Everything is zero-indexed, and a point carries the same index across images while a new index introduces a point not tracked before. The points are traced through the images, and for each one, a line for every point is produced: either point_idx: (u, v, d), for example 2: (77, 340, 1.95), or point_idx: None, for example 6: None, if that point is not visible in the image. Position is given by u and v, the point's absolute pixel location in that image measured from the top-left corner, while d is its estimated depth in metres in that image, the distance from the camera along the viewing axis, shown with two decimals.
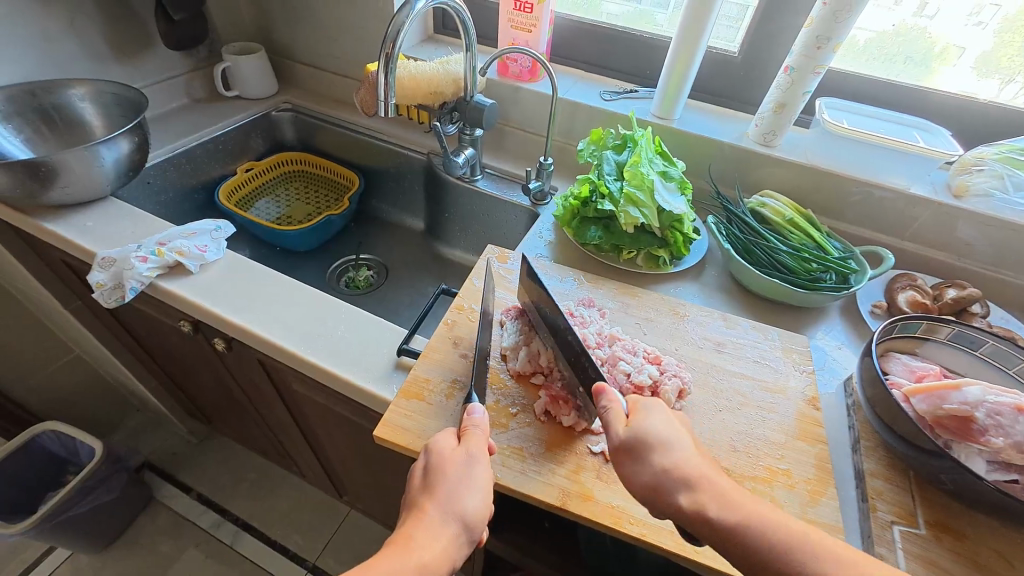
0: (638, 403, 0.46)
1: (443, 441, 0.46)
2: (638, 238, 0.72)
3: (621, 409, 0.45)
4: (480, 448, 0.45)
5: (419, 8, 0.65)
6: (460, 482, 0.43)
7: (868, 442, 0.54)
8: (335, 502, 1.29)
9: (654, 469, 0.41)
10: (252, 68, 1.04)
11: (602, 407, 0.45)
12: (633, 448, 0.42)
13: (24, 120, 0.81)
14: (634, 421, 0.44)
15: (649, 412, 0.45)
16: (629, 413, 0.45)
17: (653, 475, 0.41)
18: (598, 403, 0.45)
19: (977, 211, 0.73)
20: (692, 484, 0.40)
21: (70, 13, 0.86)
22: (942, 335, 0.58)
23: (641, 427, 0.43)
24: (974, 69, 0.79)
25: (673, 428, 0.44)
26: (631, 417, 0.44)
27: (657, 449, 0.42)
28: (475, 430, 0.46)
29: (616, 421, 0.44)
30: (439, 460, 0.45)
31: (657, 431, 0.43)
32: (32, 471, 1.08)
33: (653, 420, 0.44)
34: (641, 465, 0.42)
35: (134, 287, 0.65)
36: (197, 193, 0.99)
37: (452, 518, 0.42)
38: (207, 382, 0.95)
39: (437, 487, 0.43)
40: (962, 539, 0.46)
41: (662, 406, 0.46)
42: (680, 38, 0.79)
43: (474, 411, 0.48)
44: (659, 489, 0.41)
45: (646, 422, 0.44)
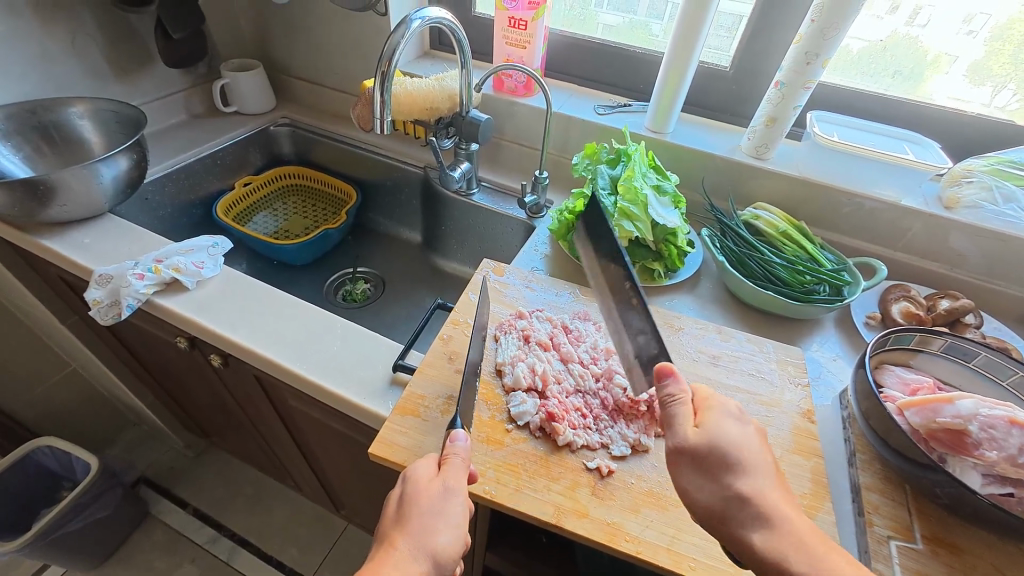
0: (710, 403, 0.44)
1: (421, 470, 0.46)
2: (633, 251, 0.72)
3: (690, 409, 0.44)
4: (457, 479, 0.45)
5: (415, 27, 0.66)
6: (434, 516, 0.43)
7: (864, 455, 0.54)
8: (331, 516, 1.28)
9: (721, 490, 0.40)
10: (250, 84, 1.06)
11: (671, 397, 0.44)
12: (701, 459, 0.41)
13: (23, 138, 0.82)
14: (704, 425, 0.42)
15: (723, 418, 0.43)
16: (698, 411, 0.44)
17: (720, 496, 0.40)
18: (666, 392, 0.45)
19: (968, 221, 0.74)
20: (769, 521, 0.39)
21: (71, 33, 0.88)
22: (935, 347, 0.58)
23: (714, 435, 0.41)
24: (967, 76, 0.80)
25: (750, 444, 0.42)
26: (702, 421, 0.43)
27: (734, 469, 0.40)
28: (455, 459, 0.46)
29: (685, 421, 0.43)
30: (414, 491, 0.44)
31: (730, 443, 0.41)
32: (26, 487, 1.07)
33: (728, 429, 0.42)
34: (711, 483, 0.41)
35: (130, 304, 0.66)
36: (195, 208, 1.00)
37: (423, 556, 0.41)
38: (203, 396, 0.94)
39: (411, 521, 0.43)
40: (960, 554, 0.46)
41: (739, 413, 0.44)
42: (672, 53, 0.80)
43: (455, 439, 0.47)
44: (725, 515, 0.40)
45: (721, 431, 0.42)
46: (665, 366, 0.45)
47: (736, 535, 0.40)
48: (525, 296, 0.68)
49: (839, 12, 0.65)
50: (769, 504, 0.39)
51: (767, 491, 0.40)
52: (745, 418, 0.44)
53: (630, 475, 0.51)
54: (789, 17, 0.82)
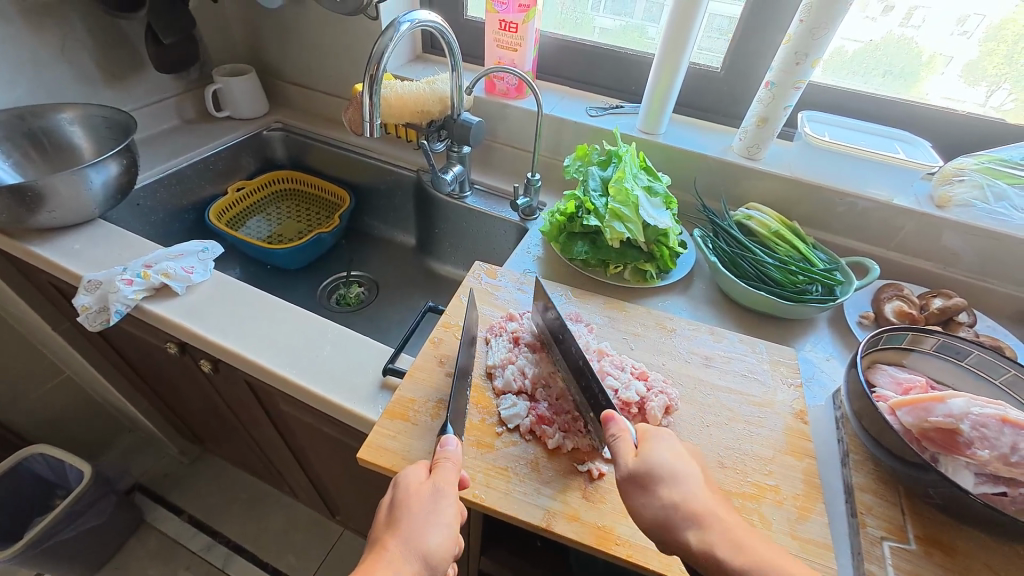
0: (646, 432, 0.45)
1: (411, 475, 0.45)
2: (624, 253, 0.72)
3: (629, 438, 0.45)
4: (448, 482, 0.44)
5: (403, 30, 0.66)
6: (424, 519, 0.42)
7: (857, 455, 0.54)
8: (328, 522, 1.27)
9: (660, 502, 0.41)
10: (243, 89, 1.06)
11: (613, 434, 0.45)
12: (642, 479, 0.42)
13: (13, 145, 0.81)
14: (642, 451, 0.44)
15: (656, 441, 0.44)
16: (636, 442, 0.45)
17: (660, 508, 0.41)
18: (608, 431, 0.46)
19: (960, 220, 0.74)
20: (700, 520, 0.40)
21: (62, 40, 0.88)
22: (928, 345, 0.58)
23: (650, 459, 0.43)
24: (964, 77, 0.80)
25: (680, 465, 0.43)
26: (640, 448, 0.44)
27: (667, 481, 0.42)
28: (446, 463, 0.45)
29: (625, 450, 0.44)
30: (405, 496, 0.44)
31: (662, 464, 0.43)
32: (18, 496, 1.06)
33: (659, 453, 0.44)
34: (650, 498, 0.42)
35: (119, 310, 0.65)
36: (187, 213, 0.99)
37: (413, 556, 0.41)
38: (196, 402, 0.93)
39: (401, 524, 0.42)
40: (954, 554, 0.46)
41: (672, 435, 0.46)
42: (663, 54, 0.80)
43: (447, 443, 0.47)
44: (668, 525, 0.40)
45: (654, 455, 0.43)
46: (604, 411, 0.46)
47: (676, 540, 0.40)
48: (517, 299, 0.68)
49: (827, 12, 0.66)
50: (698, 506, 0.40)
51: (698, 500, 0.41)
52: (677, 440, 0.46)
53: None
54: (778, 19, 0.83)
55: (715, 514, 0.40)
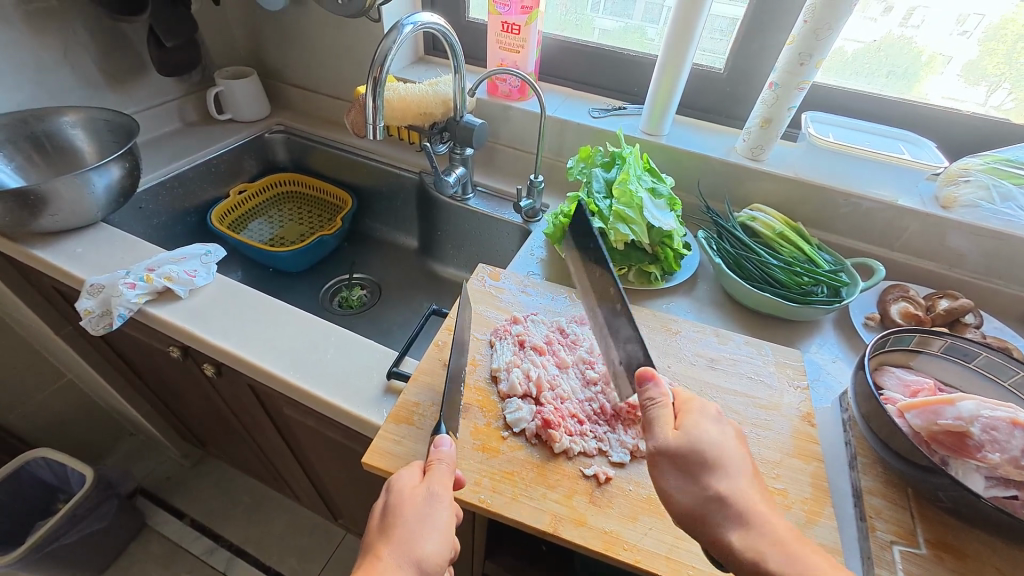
0: (688, 406, 0.44)
1: (404, 478, 0.45)
2: (629, 255, 0.72)
3: (669, 411, 0.43)
4: (442, 484, 0.44)
5: (406, 32, 0.65)
6: (418, 524, 0.42)
7: (865, 458, 0.53)
8: (330, 525, 1.27)
9: (701, 491, 0.40)
10: (245, 92, 1.06)
11: (650, 398, 0.44)
12: (682, 455, 0.41)
13: (15, 148, 0.81)
14: (684, 426, 0.42)
15: (701, 419, 0.43)
16: (677, 414, 0.44)
17: (701, 498, 0.40)
18: (646, 392, 0.45)
19: (965, 221, 0.73)
20: (744, 519, 0.39)
21: (65, 43, 0.87)
22: (935, 347, 0.58)
23: (695, 435, 0.41)
24: (963, 77, 0.80)
25: (730, 445, 0.42)
26: (681, 423, 0.43)
27: (712, 469, 0.40)
28: (440, 465, 0.45)
29: (664, 424, 0.43)
30: (398, 500, 0.43)
31: (711, 445, 0.41)
32: (20, 500, 1.06)
33: (707, 430, 0.42)
34: (690, 483, 0.41)
35: (122, 313, 0.65)
36: (189, 216, 0.99)
37: (407, 562, 0.41)
38: (198, 406, 0.93)
39: (395, 531, 0.42)
40: (965, 559, 0.45)
41: (718, 413, 0.44)
42: (666, 56, 0.80)
43: (441, 444, 0.46)
44: (701, 515, 0.40)
45: (700, 431, 0.42)
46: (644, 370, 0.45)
47: (716, 535, 0.39)
48: (521, 301, 0.68)
49: (831, 12, 0.65)
50: (748, 504, 0.39)
51: (746, 494, 0.40)
52: (725, 420, 0.44)
53: (628, 481, 0.50)
54: (780, 20, 0.83)
55: (758, 507, 0.39)
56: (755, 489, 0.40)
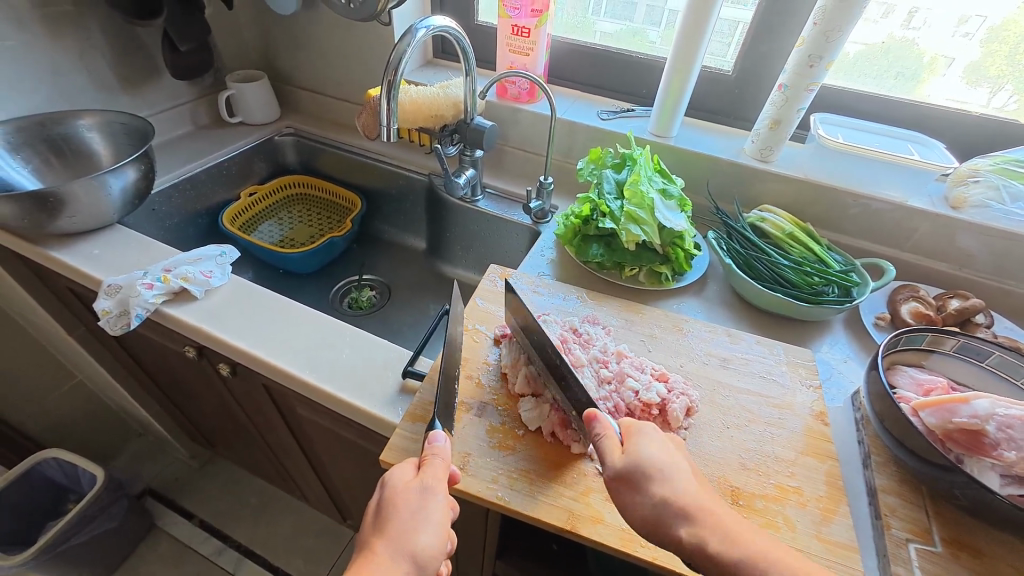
0: (632, 429, 0.45)
1: (398, 474, 0.45)
2: (640, 255, 0.72)
3: (615, 438, 0.44)
4: (436, 477, 0.44)
5: (420, 36, 0.66)
6: (413, 517, 0.42)
7: (879, 457, 0.54)
8: (338, 526, 1.27)
9: (652, 499, 0.41)
10: (256, 95, 1.07)
11: (597, 434, 0.45)
12: (630, 478, 0.42)
13: (32, 151, 0.82)
14: (628, 449, 0.43)
15: (642, 439, 0.44)
16: (622, 439, 0.45)
17: (652, 507, 0.41)
18: (591, 430, 0.45)
19: (975, 221, 0.74)
20: (690, 515, 0.40)
21: (81, 47, 0.89)
22: (948, 347, 0.58)
23: (639, 455, 0.43)
24: (964, 77, 0.80)
25: (674, 460, 0.43)
26: (627, 446, 0.44)
27: (657, 479, 0.42)
28: (435, 460, 0.45)
29: (611, 448, 0.44)
30: (392, 494, 0.44)
31: (652, 462, 0.43)
32: (31, 500, 1.07)
33: (647, 451, 0.43)
34: (642, 496, 0.41)
35: (139, 313, 0.66)
36: (201, 218, 1.00)
37: (402, 556, 0.41)
38: (209, 406, 0.94)
39: (388, 525, 0.42)
40: (981, 557, 0.45)
41: (658, 431, 0.46)
42: (675, 57, 0.81)
43: (435, 439, 0.47)
44: (660, 523, 0.40)
45: (641, 453, 0.43)
46: (586, 409, 0.45)
47: (669, 536, 0.40)
48: (532, 301, 0.68)
49: (841, 14, 0.66)
50: (693, 501, 0.40)
51: (693, 496, 0.41)
52: (664, 436, 0.46)
53: None
54: (787, 22, 0.83)
55: (707, 505, 0.40)
56: (705, 492, 0.41)
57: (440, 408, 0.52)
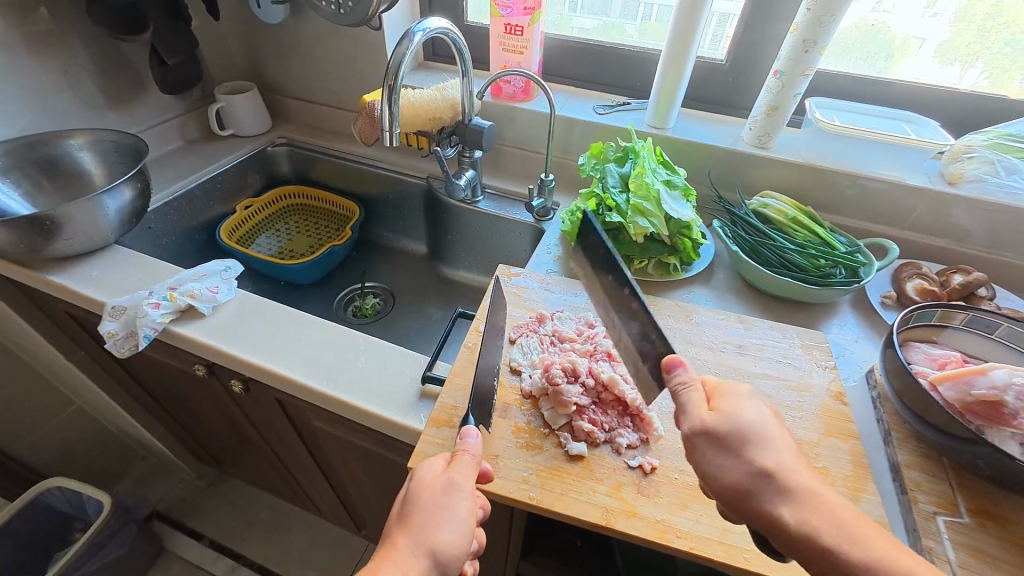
0: (723, 388, 0.42)
1: (427, 467, 0.45)
2: (648, 247, 0.73)
3: (701, 394, 0.42)
4: (465, 476, 0.44)
5: (417, 39, 0.65)
6: (435, 511, 0.42)
7: (900, 433, 0.54)
8: (351, 538, 1.26)
9: (745, 467, 0.38)
10: (246, 107, 1.05)
11: (680, 384, 0.42)
12: (725, 442, 0.39)
13: (22, 174, 0.80)
14: (722, 408, 0.40)
15: (740, 400, 0.41)
16: (711, 396, 0.42)
17: (748, 475, 0.38)
18: (673, 378, 0.43)
19: (971, 196, 0.75)
20: (796, 496, 0.37)
21: (65, 65, 0.87)
22: (958, 321, 0.59)
23: (736, 419, 0.39)
24: (936, 57, 0.82)
25: (769, 423, 0.40)
26: (718, 405, 0.41)
27: (754, 444, 0.39)
28: (465, 456, 0.45)
29: (697, 405, 0.41)
30: (419, 488, 0.43)
31: (749, 426, 0.40)
32: (36, 532, 1.04)
33: (745, 409, 0.40)
34: (735, 461, 0.39)
35: (147, 334, 0.64)
36: (197, 233, 0.98)
37: (422, 552, 0.40)
38: (216, 423, 0.92)
39: (412, 519, 0.42)
40: (1006, 524, 0.46)
41: (753, 392, 0.42)
42: (670, 49, 0.81)
43: (467, 436, 0.47)
44: (750, 491, 0.38)
45: (738, 412, 0.40)
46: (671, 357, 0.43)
47: (763, 510, 0.38)
48: (544, 299, 0.68)
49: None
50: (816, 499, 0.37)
51: (795, 470, 0.38)
52: (760, 397, 0.42)
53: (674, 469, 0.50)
54: (777, 10, 0.84)
55: (810, 484, 0.38)
56: (803, 468, 0.39)
57: (478, 401, 0.52)
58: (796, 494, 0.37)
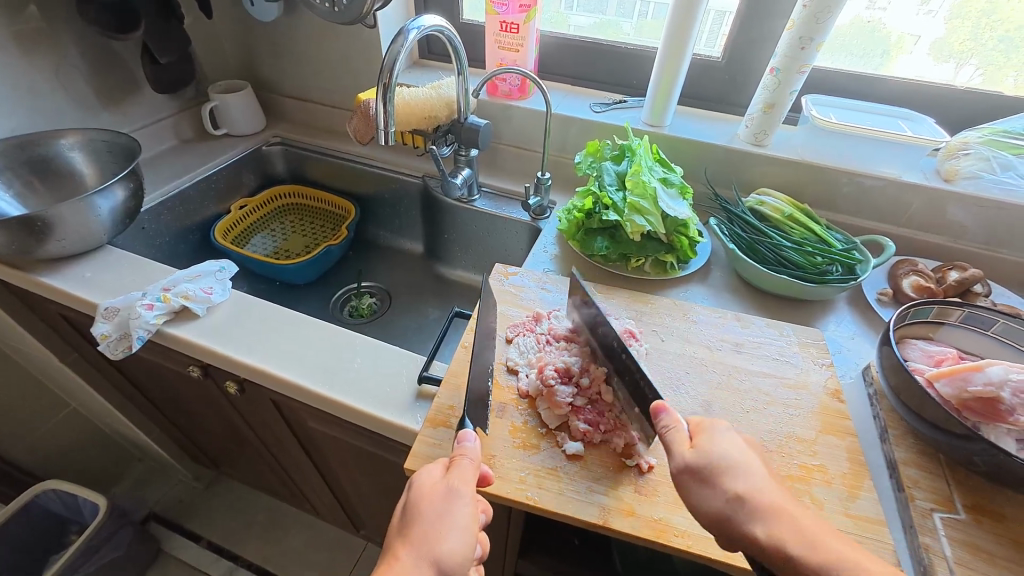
0: (702, 425, 0.45)
1: (425, 475, 0.44)
2: (644, 246, 0.72)
3: (683, 432, 0.44)
4: (465, 480, 0.44)
5: (412, 37, 0.65)
6: (437, 518, 0.41)
7: (896, 430, 0.54)
8: (349, 539, 1.25)
9: (723, 496, 0.40)
10: (240, 106, 1.04)
11: (665, 426, 0.45)
12: (700, 471, 0.41)
13: (13, 174, 0.79)
14: (699, 443, 0.43)
15: (715, 434, 0.44)
16: (692, 434, 0.44)
17: (724, 503, 0.40)
18: (659, 423, 0.45)
19: (966, 193, 0.75)
20: (768, 516, 0.39)
21: (56, 64, 0.86)
22: (954, 318, 0.59)
23: (709, 449, 0.42)
24: (930, 54, 0.82)
25: (744, 454, 0.43)
26: (696, 439, 0.43)
27: (728, 472, 0.41)
28: (464, 460, 0.45)
29: (679, 442, 0.43)
30: (418, 496, 0.43)
31: (723, 456, 0.42)
32: (31, 535, 1.03)
33: (721, 443, 0.43)
34: (711, 489, 0.41)
35: (141, 335, 0.64)
36: (191, 233, 0.98)
37: (425, 561, 0.39)
38: (213, 424, 0.92)
39: (414, 528, 0.41)
40: (1003, 521, 0.47)
41: (727, 426, 0.45)
42: (667, 47, 0.81)
43: (465, 439, 0.47)
44: (730, 519, 0.39)
45: (715, 446, 0.43)
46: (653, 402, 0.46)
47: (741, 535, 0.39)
48: (541, 298, 0.68)
49: None
50: None
51: (766, 493, 0.40)
52: (736, 433, 0.45)
53: (671, 468, 0.50)
54: (773, 7, 0.84)
55: (781, 506, 0.39)
56: (779, 493, 0.40)
57: (475, 403, 0.52)
58: (774, 517, 0.38)
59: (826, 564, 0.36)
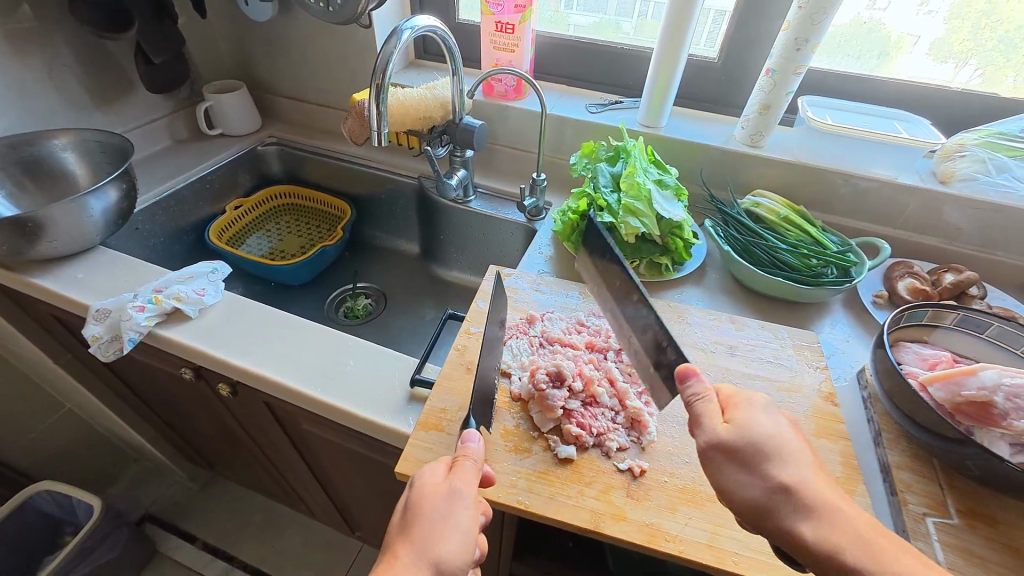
0: (736, 399, 0.43)
1: (427, 475, 0.44)
2: (639, 247, 0.72)
3: (715, 405, 0.42)
4: (468, 482, 0.43)
5: (405, 38, 0.64)
6: (437, 520, 0.41)
7: (890, 434, 0.54)
8: (345, 540, 1.25)
9: (765, 484, 0.38)
10: (234, 106, 1.04)
11: (694, 395, 0.43)
12: (739, 453, 0.39)
13: (6, 175, 0.79)
14: (736, 422, 0.41)
15: (755, 412, 0.41)
16: (725, 407, 0.43)
17: (763, 489, 0.38)
18: (688, 390, 0.43)
19: (962, 195, 0.75)
20: (815, 510, 0.37)
21: (48, 64, 0.85)
22: (949, 321, 0.59)
23: (749, 430, 0.40)
24: (931, 55, 0.81)
25: (787, 435, 0.41)
26: (731, 417, 0.41)
27: (771, 457, 0.39)
28: (467, 462, 0.44)
29: (712, 416, 0.42)
30: (420, 497, 0.43)
31: (767, 437, 0.40)
32: (25, 537, 1.03)
33: (760, 420, 0.41)
34: (754, 476, 0.39)
35: (132, 337, 0.63)
36: (186, 234, 0.97)
37: (425, 562, 0.39)
38: (207, 425, 0.91)
39: (414, 529, 0.41)
40: (996, 525, 0.46)
41: (767, 403, 0.43)
42: (662, 47, 0.80)
43: (468, 440, 0.46)
44: (769, 508, 0.38)
45: (754, 422, 0.41)
46: (683, 368, 0.44)
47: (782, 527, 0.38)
48: (535, 300, 0.68)
49: None
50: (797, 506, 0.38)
51: (812, 481, 0.38)
52: (777, 409, 0.43)
53: (663, 472, 0.50)
54: (769, 7, 0.83)
55: (832, 501, 0.37)
56: (824, 481, 0.39)
57: (476, 406, 0.51)
58: (816, 510, 0.37)
59: (865, 560, 0.35)
